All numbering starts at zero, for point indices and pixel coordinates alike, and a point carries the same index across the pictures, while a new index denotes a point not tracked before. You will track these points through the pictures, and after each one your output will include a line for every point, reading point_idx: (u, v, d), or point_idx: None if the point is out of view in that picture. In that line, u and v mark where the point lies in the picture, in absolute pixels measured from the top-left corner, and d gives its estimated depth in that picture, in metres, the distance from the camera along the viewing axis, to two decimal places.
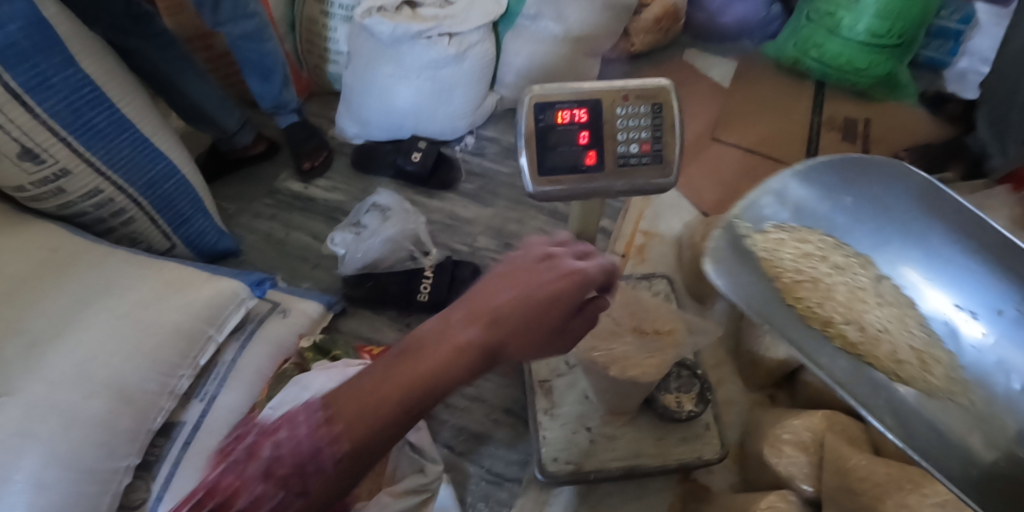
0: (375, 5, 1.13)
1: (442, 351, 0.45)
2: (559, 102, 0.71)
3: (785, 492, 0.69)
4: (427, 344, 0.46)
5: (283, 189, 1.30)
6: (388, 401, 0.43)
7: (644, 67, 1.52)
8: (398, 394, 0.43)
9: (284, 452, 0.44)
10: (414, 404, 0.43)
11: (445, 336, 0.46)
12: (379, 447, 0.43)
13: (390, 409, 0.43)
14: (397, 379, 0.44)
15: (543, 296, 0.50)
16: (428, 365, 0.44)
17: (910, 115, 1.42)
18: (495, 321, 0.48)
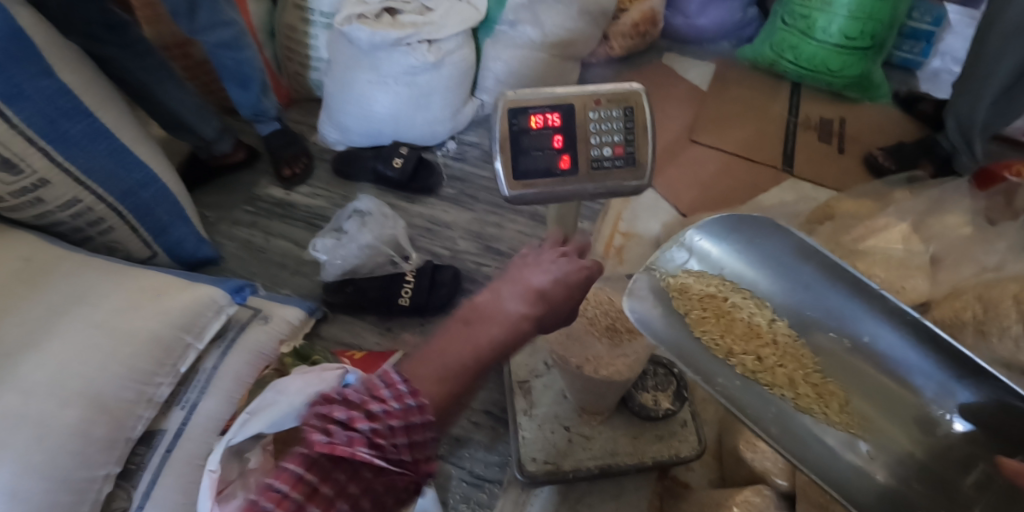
0: (354, 13, 1.13)
1: (500, 322, 0.59)
2: (532, 107, 0.71)
3: (760, 487, 0.69)
4: (488, 317, 0.60)
5: (264, 196, 1.30)
6: (468, 358, 0.57)
7: (623, 71, 1.53)
8: (468, 350, 0.57)
9: (400, 410, 0.50)
10: (479, 360, 0.57)
11: (503, 310, 0.60)
12: (460, 399, 0.56)
13: (461, 361, 0.56)
14: (468, 342, 0.58)
15: (573, 287, 0.63)
16: (494, 333, 0.58)
17: (883, 114, 1.45)
18: (539, 302, 0.61)
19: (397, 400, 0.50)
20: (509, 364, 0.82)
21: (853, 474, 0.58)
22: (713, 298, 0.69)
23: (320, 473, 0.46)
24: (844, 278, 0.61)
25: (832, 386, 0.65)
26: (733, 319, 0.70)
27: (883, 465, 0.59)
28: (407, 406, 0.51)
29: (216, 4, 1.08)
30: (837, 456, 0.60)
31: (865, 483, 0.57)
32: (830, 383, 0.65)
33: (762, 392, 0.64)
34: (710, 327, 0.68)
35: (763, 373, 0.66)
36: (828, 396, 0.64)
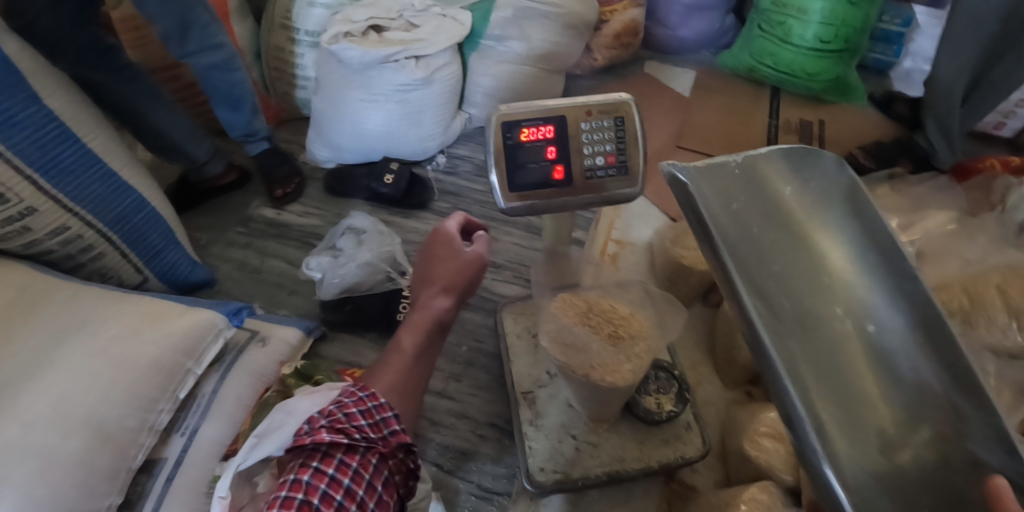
0: (342, 31, 1.17)
1: (424, 309, 0.79)
2: (525, 121, 0.73)
3: (766, 484, 0.70)
4: (412, 315, 0.79)
5: (256, 216, 1.30)
6: (411, 340, 0.76)
7: (608, 81, 1.56)
8: (414, 334, 0.77)
9: (346, 400, 0.61)
10: (424, 337, 0.77)
11: (424, 305, 0.79)
12: (423, 366, 0.77)
13: (412, 344, 0.76)
14: (406, 331, 0.78)
15: (452, 248, 0.80)
16: (420, 319, 0.78)
17: (861, 116, 1.49)
18: (446, 283, 0.79)
19: (349, 396, 0.62)
20: (513, 375, 0.83)
21: (790, 305, 0.60)
22: (726, 182, 0.65)
23: (298, 468, 0.57)
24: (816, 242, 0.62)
25: (827, 243, 0.63)
26: (726, 194, 0.65)
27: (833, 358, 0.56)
28: (357, 398, 0.62)
29: (206, 27, 1.09)
30: (805, 274, 0.62)
31: (806, 341, 0.58)
32: (850, 273, 0.61)
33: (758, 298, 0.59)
34: (723, 191, 0.64)
35: (763, 219, 0.64)
36: (815, 244, 0.63)
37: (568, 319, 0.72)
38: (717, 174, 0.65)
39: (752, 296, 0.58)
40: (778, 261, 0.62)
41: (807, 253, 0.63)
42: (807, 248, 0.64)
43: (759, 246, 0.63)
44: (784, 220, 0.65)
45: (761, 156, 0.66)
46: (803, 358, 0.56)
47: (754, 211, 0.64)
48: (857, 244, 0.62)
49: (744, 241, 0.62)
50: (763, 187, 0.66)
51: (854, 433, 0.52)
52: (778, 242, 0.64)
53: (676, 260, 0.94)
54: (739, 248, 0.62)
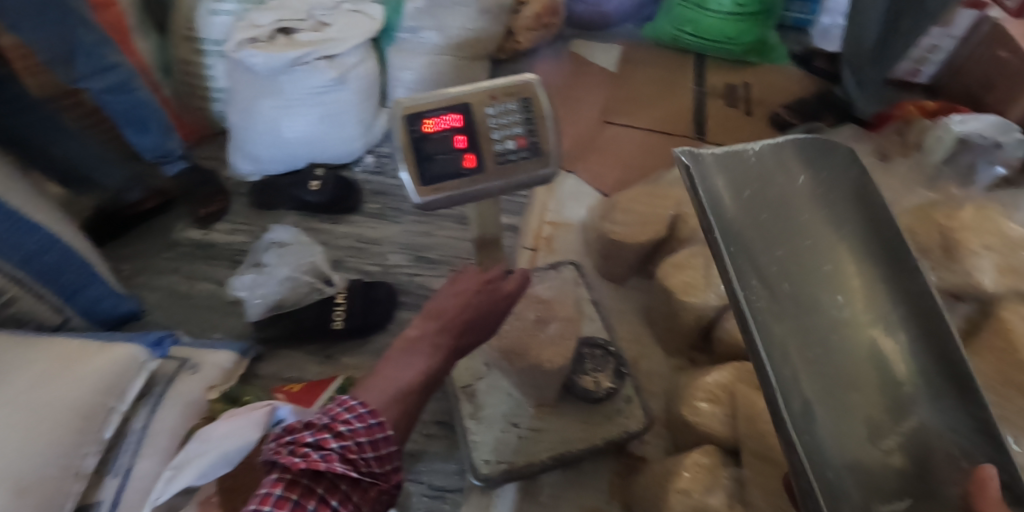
0: (246, 38, 1.13)
1: (430, 333, 0.64)
2: (428, 112, 0.71)
3: (707, 448, 0.69)
4: (403, 343, 0.65)
5: (182, 239, 1.24)
6: (422, 362, 0.63)
7: (534, 63, 1.54)
8: (425, 357, 0.63)
9: (363, 424, 0.57)
10: (435, 363, 0.64)
11: (426, 329, 0.64)
12: (423, 394, 0.64)
13: (421, 367, 0.63)
14: (400, 356, 0.64)
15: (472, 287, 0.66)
16: (425, 350, 0.64)
17: (784, 74, 1.51)
18: (464, 321, 0.64)
19: (360, 420, 0.57)
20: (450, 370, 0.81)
21: (792, 288, 0.69)
22: (746, 172, 0.70)
23: (299, 490, 0.52)
24: (798, 235, 0.72)
25: (836, 233, 0.72)
26: (749, 195, 0.70)
27: (842, 351, 0.67)
28: (369, 425, 0.57)
29: (95, 47, 1.03)
30: (795, 260, 0.71)
31: (797, 321, 0.68)
32: (824, 255, 0.71)
33: (767, 285, 0.68)
34: (740, 181, 0.70)
35: (773, 213, 0.71)
36: (824, 231, 0.72)
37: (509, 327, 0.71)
38: (742, 169, 0.69)
39: (752, 281, 0.67)
40: (778, 250, 0.70)
41: (802, 235, 0.72)
42: (806, 231, 0.72)
43: (762, 234, 0.70)
44: (781, 208, 0.71)
45: (782, 148, 0.72)
46: (789, 334, 0.67)
47: (767, 200, 0.71)
48: (852, 235, 0.72)
49: (748, 227, 0.69)
50: (782, 182, 0.72)
51: (841, 416, 0.63)
52: (784, 236, 0.71)
53: (607, 236, 0.93)
54: (744, 235, 0.69)
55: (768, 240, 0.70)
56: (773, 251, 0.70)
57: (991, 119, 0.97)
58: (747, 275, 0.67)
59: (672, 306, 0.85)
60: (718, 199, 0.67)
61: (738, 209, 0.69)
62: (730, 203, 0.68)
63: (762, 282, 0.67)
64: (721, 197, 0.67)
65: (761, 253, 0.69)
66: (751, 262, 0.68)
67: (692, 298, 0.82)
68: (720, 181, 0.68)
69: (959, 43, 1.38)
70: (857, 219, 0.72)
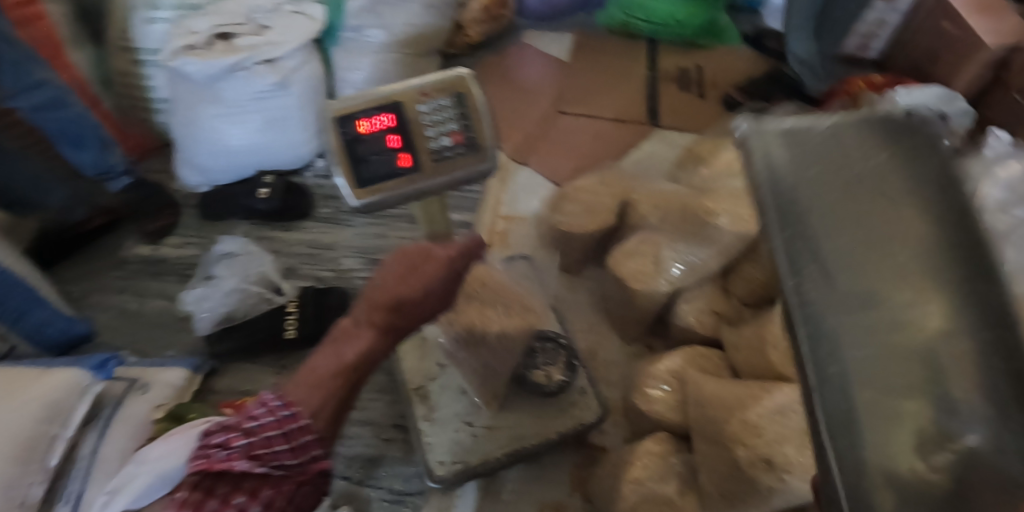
0: (183, 45, 1.10)
1: (365, 323, 0.63)
2: (358, 113, 0.70)
3: (659, 435, 0.69)
4: (341, 334, 0.64)
5: (131, 256, 1.21)
6: (351, 353, 0.63)
7: (486, 56, 1.52)
8: (358, 350, 0.63)
9: (271, 417, 0.59)
10: (370, 354, 0.63)
11: (361, 317, 0.63)
12: (360, 378, 0.65)
13: (355, 357, 0.63)
14: (335, 347, 0.64)
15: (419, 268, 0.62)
16: (361, 339, 0.63)
17: (736, 55, 1.52)
18: (397, 310, 0.62)
19: (271, 413, 0.59)
20: (403, 373, 0.80)
21: (850, 325, 0.30)
22: (813, 153, 0.32)
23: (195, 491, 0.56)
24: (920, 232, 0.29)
25: (934, 297, 0.29)
26: (810, 168, 0.32)
27: (922, 399, 0.28)
28: (279, 417, 0.59)
29: (20, 65, 1.01)
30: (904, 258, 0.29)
31: (868, 342, 0.29)
32: (898, 300, 0.29)
33: (816, 284, 0.31)
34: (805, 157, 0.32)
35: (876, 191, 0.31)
36: (920, 278, 0.29)
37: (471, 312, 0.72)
38: (809, 159, 0.32)
39: (801, 269, 0.30)
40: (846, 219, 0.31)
41: (857, 229, 0.31)
42: (890, 241, 0.30)
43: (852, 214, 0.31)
44: (863, 197, 0.32)
45: (850, 130, 0.33)
46: (850, 391, 0.29)
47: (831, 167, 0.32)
48: (977, 279, 0.28)
49: (777, 209, 0.31)
50: (885, 222, 0.31)
51: (891, 461, 0.28)
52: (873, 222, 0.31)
53: (557, 228, 0.93)
54: (808, 205, 0.31)
55: (814, 211, 0.31)
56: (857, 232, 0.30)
57: (934, 90, 0.99)
58: (809, 272, 0.30)
59: (624, 294, 0.85)
60: (774, 167, 0.32)
61: (811, 180, 0.31)
62: (796, 178, 0.31)
63: (839, 286, 0.30)
64: (779, 169, 0.32)
65: (817, 214, 0.31)
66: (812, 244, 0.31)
67: (641, 284, 0.81)
68: (778, 151, 0.32)
69: (904, 17, 1.39)
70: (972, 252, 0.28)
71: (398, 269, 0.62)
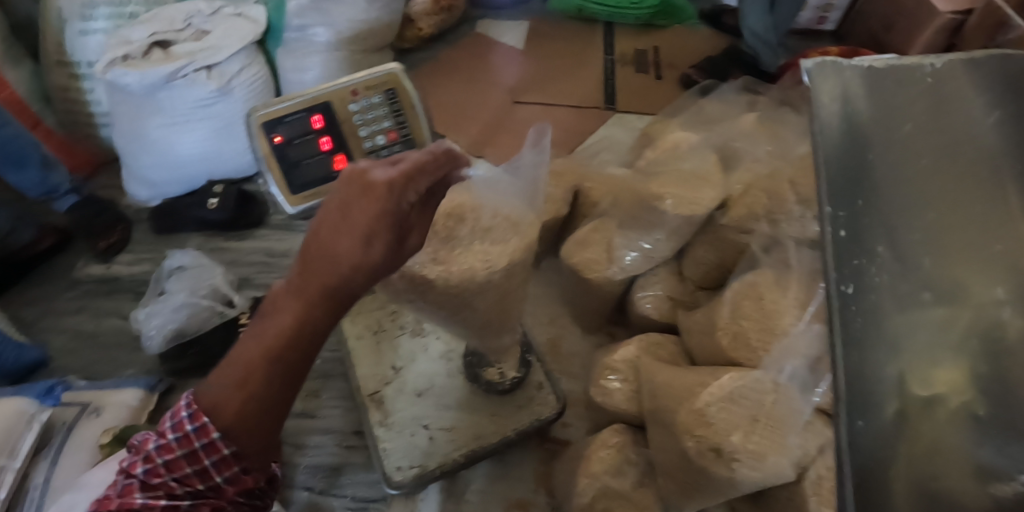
0: (118, 56, 1.05)
1: (298, 293, 0.50)
2: (287, 117, 0.69)
3: (616, 426, 0.69)
4: (271, 307, 0.52)
5: (84, 276, 1.17)
6: (277, 339, 0.51)
7: (440, 49, 1.49)
8: (291, 324, 0.51)
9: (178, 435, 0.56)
10: (306, 328, 0.51)
11: (293, 281, 0.51)
12: (307, 358, 0.54)
13: (286, 334, 0.51)
14: (266, 322, 0.52)
15: (364, 214, 0.48)
16: (288, 313, 0.51)
17: (693, 34, 1.50)
18: (332, 274, 0.49)
19: (178, 430, 0.55)
20: (357, 379, 0.78)
21: (936, 260, 0.46)
22: (908, 95, 0.50)
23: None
24: (965, 181, 0.48)
25: (1017, 199, 0.46)
26: (893, 105, 0.49)
27: (949, 351, 0.43)
28: (180, 438, 0.56)
29: None
30: (953, 222, 0.47)
31: (961, 254, 0.46)
32: (970, 208, 0.47)
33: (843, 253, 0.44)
34: (883, 106, 0.49)
35: (933, 135, 0.49)
36: (1002, 194, 0.47)
37: (463, 259, 0.63)
38: (893, 96, 0.49)
39: (854, 199, 0.46)
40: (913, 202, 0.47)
41: (937, 157, 0.48)
42: (939, 195, 0.47)
43: (921, 191, 0.48)
44: (937, 145, 0.49)
45: (941, 82, 0.50)
46: (877, 293, 0.44)
47: (893, 106, 0.49)
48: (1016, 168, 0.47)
49: (843, 156, 0.47)
50: (947, 121, 0.49)
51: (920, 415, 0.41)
52: (944, 202, 0.47)
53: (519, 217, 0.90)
54: (873, 152, 0.48)
55: (875, 204, 0.47)
56: (885, 215, 0.46)
57: None
58: (874, 237, 0.45)
59: (579, 285, 0.83)
60: (862, 122, 0.48)
61: (856, 160, 0.47)
62: (867, 144, 0.48)
63: (874, 252, 0.45)
64: (858, 116, 0.48)
65: (885, 194, 0.47)
66: (892, 205, 0.47)
67: (594, 275, 0.79)
68: (854, 97, 0.48)
69: None
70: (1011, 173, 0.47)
71: (338, 213, 0.48)
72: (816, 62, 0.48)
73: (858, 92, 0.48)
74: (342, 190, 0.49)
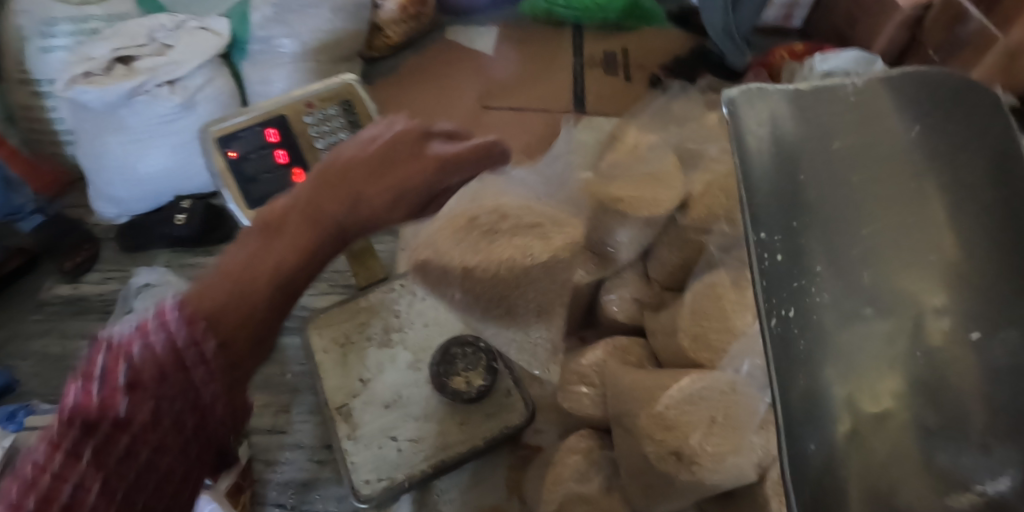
0: (78, 73, 1.03)
1: (321, 217, 0.58)
2: (241, 132, 0.70)
3: (582, 433, 0.70)
4: (282, 222, 0.57)
5: (51, 297, 1.16)
6: (281, 256, 0.55)
7: (410, 57, 1.49)
8: (307, 236, 0.57)
9: (148, 356, 0.45)
10: (322, 242, 0.57)
11: (307, 205, 0.58)
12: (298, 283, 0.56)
13: (293, 247, 0.56)
14: (278, 235, 0.56)
15: (403, 162, 0.63)
16: (301, 233, 0.57)
17: (662, 34, 1.50)
18: (358, 206, 0.60)
19: (162, 338, 0.46)
20: (324, 392, 0.78)
21: (877, 275, 0.43)
22: (831, 108, 0.45)
23: (66, 425, 0.42)
24: (905, 202, 0.44)
25: (949, 215, 0.43)
26: (815, 123, 0.44)
27: (887, 368, 0.42)
28: (166, 345, 0.46)
29: None
30: (882, 255, 0.43)
31: (885, 284, 0.43)
32: (894, 207, 0.44)
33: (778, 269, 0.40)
34: (809, 121, 0.43)
35: (857, 139, 0.44)
36: (931, 203, 0.44)
37: (505, 248, 0.67)
38: (818, 113, 0.44)
39: (788, 221, 0.41)
40: (852, 205, 0.43)
41: (870, 178, 0.44)
42: (893, 207, 0.44)
43: (869, 197, 0.44)
44: (875, 160, 0.44)
45: (869, 101, 0.45)
46: (824, 325, 0.41)
47: (823, 119, 0.44)
48: (985, 187, 0.43)
49: (777, 188, 0.41)
50: (875, 130, 0.45)
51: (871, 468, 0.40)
52: (906, 209, 0.44)
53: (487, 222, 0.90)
54: (804, 164, 0.43)
55: (810, 204, 0.42)
56: (828, 216, 0.43)
57: (850, 54, 1.03)
58: (813, 255, 0.42)
59: None
60: (792, 134, 0.43)
61: (779, 175, 0.42)
62: (796, 143, 0.43)
63: (817, 265, 0.42)
64: (785, 124, 0.43)
65: (821, 207, 0.43)
66: (827, 218, 0.43)
67: None
68: (784, 109, 0.43)
69: None
70: (986, 161, 0.43)
71: (368, 157, 0.62)
72: (740, 92, 0.42)
73: (781, 113, 0.43)
74: (392, 143, 0.63)
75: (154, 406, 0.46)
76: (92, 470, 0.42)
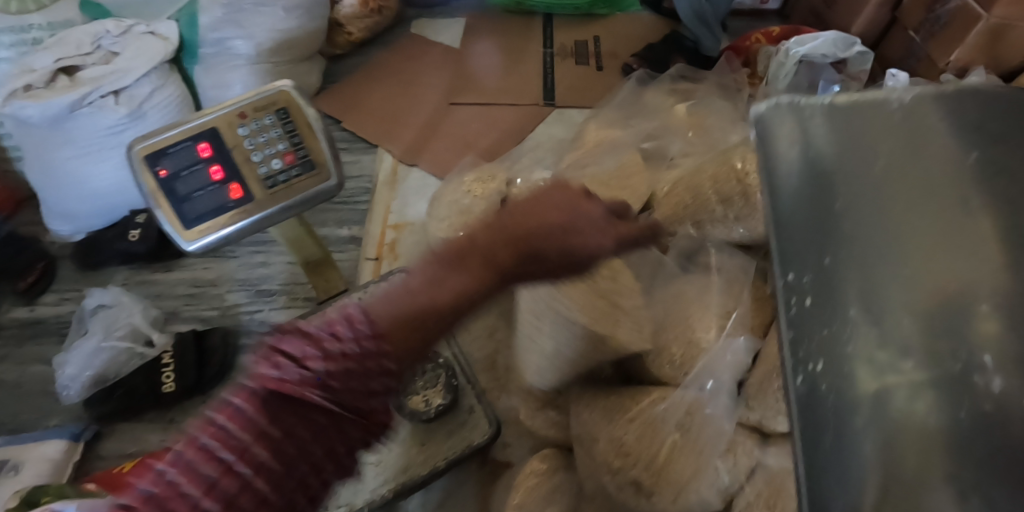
0: (18, 86, 0.97)
1: (516, 231, 0.46)
2: (170, 148, 0.65)
3: (545, 454, 0.68)
4: (480, 235, 0.46)
5: (5, 321, 1.11)
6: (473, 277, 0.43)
7: (375, 53, 1.44)
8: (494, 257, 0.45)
9: (341, 353, 0.37)
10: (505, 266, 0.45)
11: (501, 224, 0.47)
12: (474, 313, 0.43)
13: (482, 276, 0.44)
14: (467, 254, 0.45)
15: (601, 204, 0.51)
16: (497, 251, 0.45)
17: (634, 21, 1.46)
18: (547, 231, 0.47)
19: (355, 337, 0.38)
20: None
21: (901, 299, 0.39)
22: (867, 127, 0.45)
23: (252, 398, 0.36)
24: (930, 208, 0.41)
25: (977, 218, 0.41)
26: (849, 138, 0.45)
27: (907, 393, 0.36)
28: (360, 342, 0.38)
29: None
30: (927, 265, 0.40)
31: (914, 293, 0.39)
32: (936, 227, 0.41)
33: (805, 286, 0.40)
34: (844, 134, 0.45)
35: (891, 153, 0.44)
36: (967, 218, 0.41)
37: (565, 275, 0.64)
38: (856, 131, 0.45)
39: (820, 255, 0.40)
40: (885, 221, 0.41)
41: (902, 194, 0.42)
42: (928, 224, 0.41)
43: (892, 213, 0.42)
44: (914, 185, 0.43)
45: (915, 121, 0.45)
46: (852, 355, 0.37)
47: (856, 140, 0.45)
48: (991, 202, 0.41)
49: (808, 203, 0.42)
50: (914, 147, 0.44)
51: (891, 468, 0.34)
52: (918, 228, 0.41)
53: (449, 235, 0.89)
54: (833, 174, 0.43)
55: (836, 214, 0.42)
56: (852, 226, 0.41)
57: (828, 35, 0.98)
58: (846, 289, 0.39)
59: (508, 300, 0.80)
60: (817, 146, 0.44)
61: (805, 173, 0.43)
62: (818, 155, 0.44)
63: (830, 263, 0.40)
64: (813, 140, 0.45)
65: (849, 216, 0.42)
66: (847, 223, 0.42)
67: None
68: (816, 125, 0.45)
69: None
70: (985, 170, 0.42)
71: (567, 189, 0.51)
72: (767, 105, 0.46)
73: (813, 128, 0.45)
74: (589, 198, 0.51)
75: (333, 407, 0.37)
76: (261, 467, 0.35)
